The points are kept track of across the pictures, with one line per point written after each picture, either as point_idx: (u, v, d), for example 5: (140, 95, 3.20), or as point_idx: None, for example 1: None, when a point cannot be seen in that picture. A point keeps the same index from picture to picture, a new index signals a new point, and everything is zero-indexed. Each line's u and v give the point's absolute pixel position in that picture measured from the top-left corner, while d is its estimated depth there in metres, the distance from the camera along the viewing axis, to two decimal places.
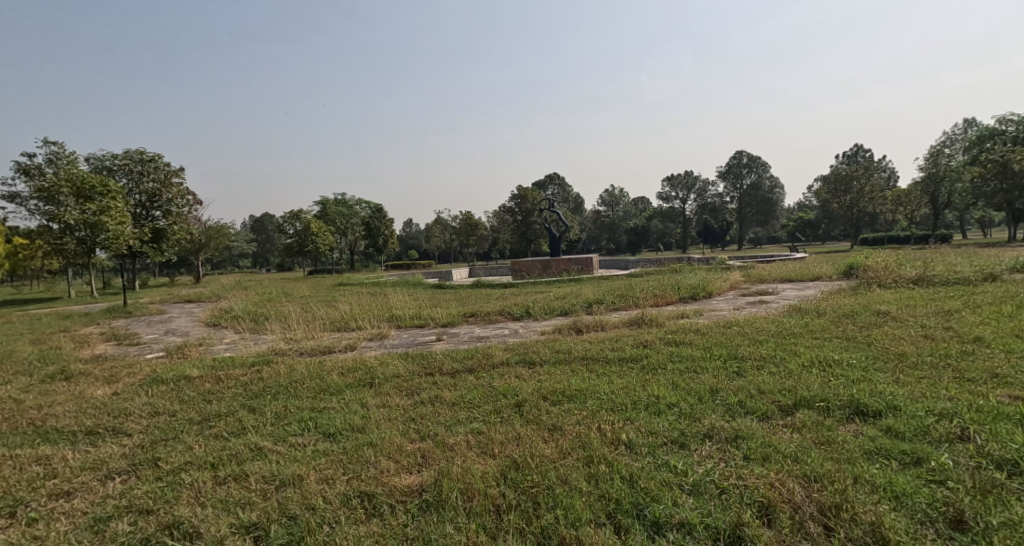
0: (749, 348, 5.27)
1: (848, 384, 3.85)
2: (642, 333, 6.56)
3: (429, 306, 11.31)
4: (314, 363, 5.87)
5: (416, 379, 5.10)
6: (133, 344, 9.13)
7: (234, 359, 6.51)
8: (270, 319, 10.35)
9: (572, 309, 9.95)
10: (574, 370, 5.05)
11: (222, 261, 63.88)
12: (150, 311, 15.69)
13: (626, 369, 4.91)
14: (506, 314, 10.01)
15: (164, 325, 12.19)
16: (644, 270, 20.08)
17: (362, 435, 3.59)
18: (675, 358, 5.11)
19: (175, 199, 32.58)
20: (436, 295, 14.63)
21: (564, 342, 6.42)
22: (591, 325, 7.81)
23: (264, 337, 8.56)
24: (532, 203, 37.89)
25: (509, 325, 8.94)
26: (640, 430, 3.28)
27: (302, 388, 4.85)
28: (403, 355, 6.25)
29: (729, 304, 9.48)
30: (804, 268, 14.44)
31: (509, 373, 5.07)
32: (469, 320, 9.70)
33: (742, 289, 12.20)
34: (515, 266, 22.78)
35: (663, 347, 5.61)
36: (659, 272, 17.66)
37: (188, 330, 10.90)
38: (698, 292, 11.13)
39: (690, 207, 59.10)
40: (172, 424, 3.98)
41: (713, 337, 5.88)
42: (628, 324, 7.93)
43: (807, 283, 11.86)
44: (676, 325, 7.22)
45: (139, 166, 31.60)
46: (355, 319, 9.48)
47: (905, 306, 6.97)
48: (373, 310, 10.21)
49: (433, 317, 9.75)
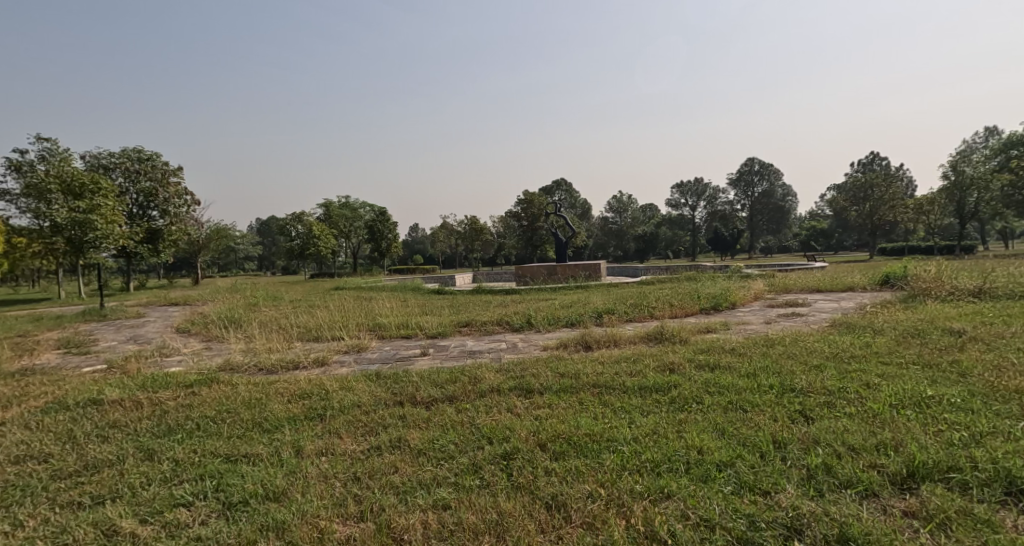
0: (806, 376, 4.11)
1: (977, 438, 2.70)
2: (665, 352, 5.43)
3: (420, 314, 10.23)
4: (262, 388, 4.79)
5: (381, 412, 3.99)
6: (82, 355, 8.12)
7: (173, 378, 5.42)
8: (243, 327, 9.31)
9: (580, 320, 8.81)
10: (582, 402, 3.93)
11: (227, 264, 63.11)
12: (128, 315, 14.70)
13: (651, 403, 3.77)
14: (506, 324, 8.90)
15: (133, 331, 11.19)
16: (656, 277, 18.95)
17: (280, 507, 2.54)
18: (713, 388, 3.97)
19: (173, 198, 31.66)
20: (432, 301, 13.52)
21: (570, 364, 5.29)
22: (602, 340, 6.67)
23: (227, 348, 7.49)
24: (539, 208, 36.81)
25: (508, 337, 7.81)
26: (686, 521, 2.26)
27: (228, 424, 3.74)
28: (373, 375, 5.13)
29: (760, 317, 8.36)
30: (833, 277, 13.29)
31: (499, 406, 3.94)
32: (464, 331, 8.59)
33: (768, 299, 11.03)
34: (520, 271, 21.68)
35: (696, 371, 4.47)
36: (674, 280, 16.55)
37: (153, 338, 9.88)
38: (720, 302, 10.02)
39: (700, 215, 57.88)
40: (28, 478, 2.95)
41: (757, 360, 4.73)
42: (646, 339, 6.78)
43: (840, 294, 10.71)
44: (704, 342, 6.08)
45: (136, 164, 30.62)
46: (334, 328, 8.42)
47: (982, 323, 5.82)
48: (354, 318, 9.13)
49: (422, 327, 8.65)
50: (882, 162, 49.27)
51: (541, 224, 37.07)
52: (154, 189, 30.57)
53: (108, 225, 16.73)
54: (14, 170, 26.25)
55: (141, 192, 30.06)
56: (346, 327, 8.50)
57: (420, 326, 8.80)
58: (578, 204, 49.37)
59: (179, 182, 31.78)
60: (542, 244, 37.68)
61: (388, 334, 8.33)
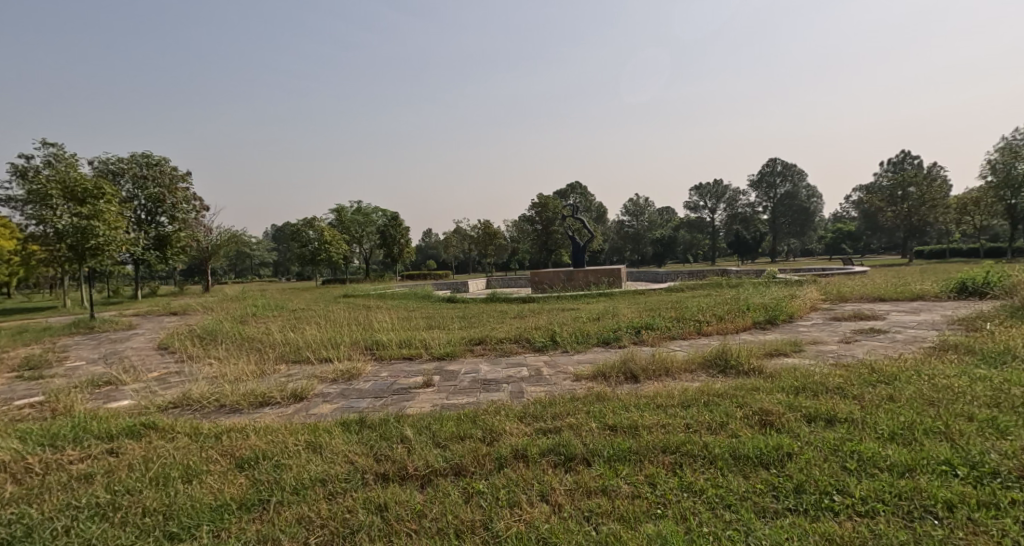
0: (991, 441, 2.73)
1: None
2: (743, 391, 4.05)
3: (427, 329, 8.93)
4: (200, 444, 3.53)
5: (354, 499, 2.74)
6: (36, 379, 6.97)
7: (99, 420, 4.19)
8: (226, 345, 8.11)
9: (614, 338, 7.42)
10: (653, 487, 2.63)
11: (241, 270, 62.53)
12: (116, 325, 13.57)
13: (762, 495, 2.48)
14: (526, 342, 7.59)
15: (110, 347, 10.01)
16: (687, 284, 17.51)
17: None
18: (851, 463, 2.62)
19: (180, 204, 30.32)
20: (444, 312, 12.26)
21: (616, 407, 3.92)
22: (651, 368, 5.31)
23: (197, 375, 6.27)
24: (554, 212, 35.60)
25: (530, 361, 6.49)
26: None
27: (125, 525, 2.55)
28: (352, 423, 3.82)
29: (834, 335, 6.97)
30: (894, 284, 11.84)
31: (526, 494, 2.66)
32: (478, 352, 7.26)
33: (827, 310, 9.58)
34: (536, 278, 20.37)
35: (810, 429, 3.06)
36: (707, 287, 15.16)
37: (126, 356, 8.70)
38: (776, 315, 8.60)
39: (720, 217, 55.99)
40: None
41: (889, 406, 3.33)
42: (706, 368, 5.38)
43: (913, 305, 9.28)
44: (788, 373, 4.68)
45: (144, 170, 29.00)
46: (325, 349, 7.17)
47: None
48: (350, 335, 7.86)
49: (427, 346, 7.37)
50: (913, 161, 47.29)
51: (556, 228, 35.78)
52: (162, 194, 29.25)
53: (108, 231, 15.56)
54: (20, 176, 25.44)
55: (149, 198, 28.67)
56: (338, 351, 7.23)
57: (426, 345, 7.49)
58: (593, 207, 47.99)
59: (188, 187, 30.58)
60: (557, 249, 36.21)
61: (388, 357, 7.05)
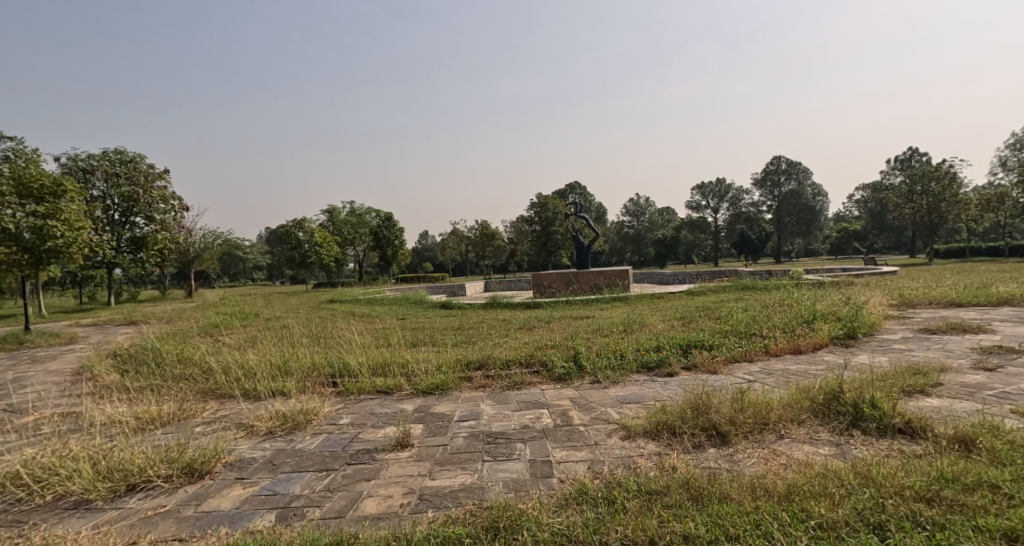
0: None
1: None
2: (964, 498, 2.29)
3: (411, 347, 7.08)
4: None
5: None
6: None
7: None
8: (151, 372, 6.21)
9: (659, 364, 5.58)
10: None
11: (233, 274, 60.52)
12: (53, 337, 11.51)
13: None
14: (541, 369, 5.75)
15: (20, 370, 8.01)
16: (709, 288, 15.77)
17: None
18: None
19: (157, 203, 28.16)
20: (436, 323, 10.40)
21: (743, 524, 2.30)
22: (743, 420, 3.47)
23: (77, 425, 4.37)
24: (554, 212, 33.71)
25: (550, 399, 4.69)
26: None
27: None
28: None
29: (960, 358, 5.20)
30: (964, 289, 10.18)
31: None
32: (478, 384, 5.41)
33: (906, 321, 7.81)
34: (538, 280, 18.53)
35: None
36: (736, 293, 13.46)
37: (28, 384, 6.74)
38: (856, 327, 6.81)
39: (724, 217, 54.18)
40: None
41: None
42: (822, 418, 3.56)
43: (1013, 316, 7.59)
44: (991, 436, 2.85)
45: (117, 167, 26.78)
46: (271, 384, 5.31)
47: None
48: (307, 358, 5.96)
49: (411, 376, 5.54)
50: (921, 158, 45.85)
51: (556, 229, 33.86)
52: (137, 193, 27.05)
53: (62, 231, 13.05)
54: None
55: (122, 197, 26.53)
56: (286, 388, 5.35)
57: (410, 375, 5.65)
58: (592, 208, 46.20)
59: (165, 186, 28.37)
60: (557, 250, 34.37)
61: (356, 395, 5.20)
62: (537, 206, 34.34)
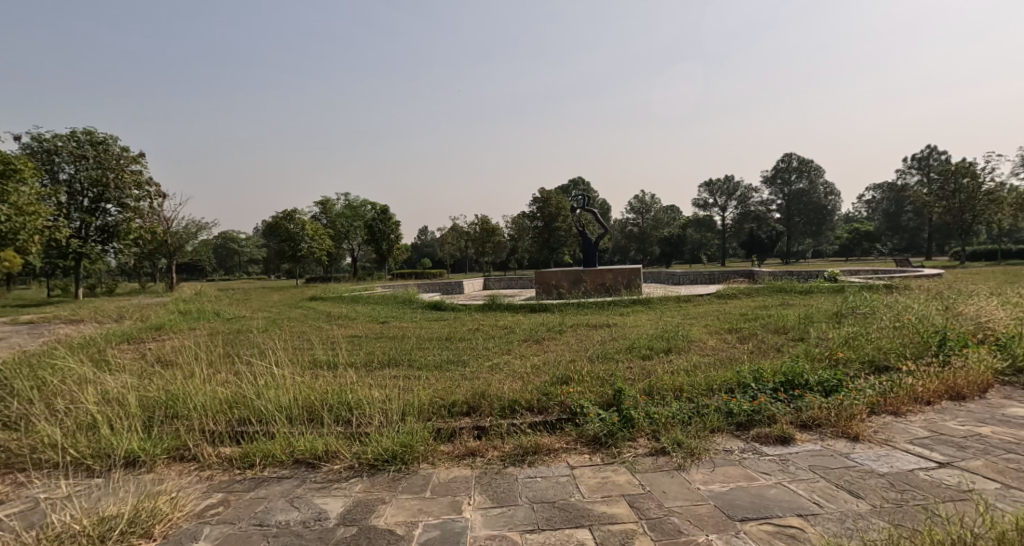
0: None
1: None
2: None
3: (366, 376, 4.89)
4: None
5: None
6: None
7: None
8: None
9: (754, 418, 3.48)
10: None
11: (229, 267, 58.81)
12: None
13: None
14: (563, 420, 3.64)
15: None
16: (742, 291, 13.64)
17: None
18: None
19: (131, 189, 25.88)
20: (420, 331, 8.29)
21: None
22: None
23: None
24: (557, 207, 31.45)
25: (587, 504, 2.58)
26: None
27: None
28: None
29: None
30: None
31: None
32: (462, 452, 3.32)
33: None
34: (541, 280, 16.26)
35: None
36: (778, 300, 11.32)
37: None
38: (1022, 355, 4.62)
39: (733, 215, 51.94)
40: None
41: None
42: None
43: None
44: None
45: (85, 149, 24.51)
46: (122, 452, 3.27)
47: None
48: (200, 393, 3.87)
49: (353, 439, 3.42)
50: (940, 155, 43.57)
51: (559, 225, 31.61)
52: (106, 176, 24.79)
53: None
54: None
55: (88, 181, 24.25)
56: (147, 454, 3.28)
57: (356, 430, 3.56)
58: (597, 205, 44.12)
59: (139, 170, 26.07)
60: (560, 248, 32.19)
61: (256, 474, 3.13)
62: (539, 201, 32.10)
